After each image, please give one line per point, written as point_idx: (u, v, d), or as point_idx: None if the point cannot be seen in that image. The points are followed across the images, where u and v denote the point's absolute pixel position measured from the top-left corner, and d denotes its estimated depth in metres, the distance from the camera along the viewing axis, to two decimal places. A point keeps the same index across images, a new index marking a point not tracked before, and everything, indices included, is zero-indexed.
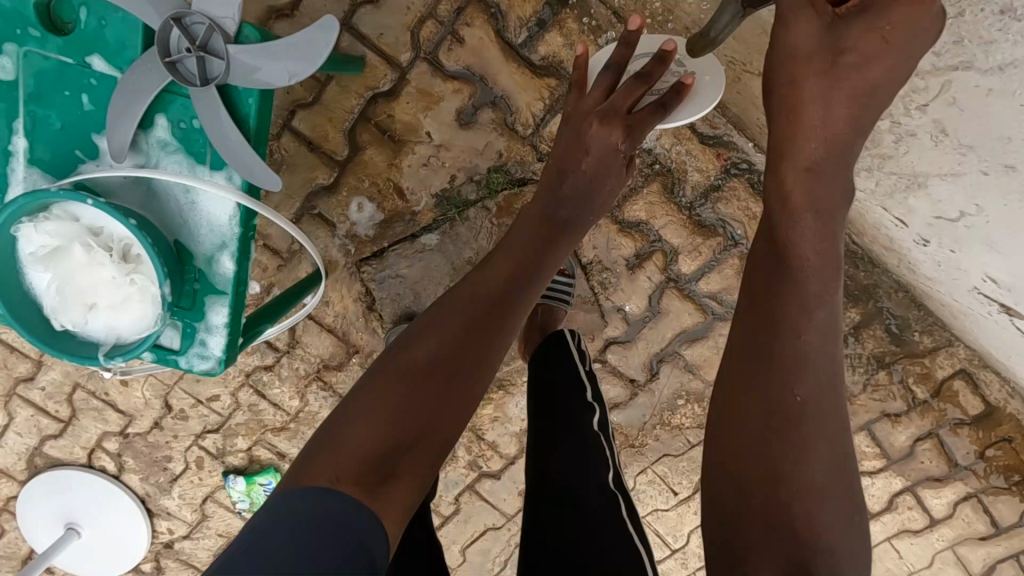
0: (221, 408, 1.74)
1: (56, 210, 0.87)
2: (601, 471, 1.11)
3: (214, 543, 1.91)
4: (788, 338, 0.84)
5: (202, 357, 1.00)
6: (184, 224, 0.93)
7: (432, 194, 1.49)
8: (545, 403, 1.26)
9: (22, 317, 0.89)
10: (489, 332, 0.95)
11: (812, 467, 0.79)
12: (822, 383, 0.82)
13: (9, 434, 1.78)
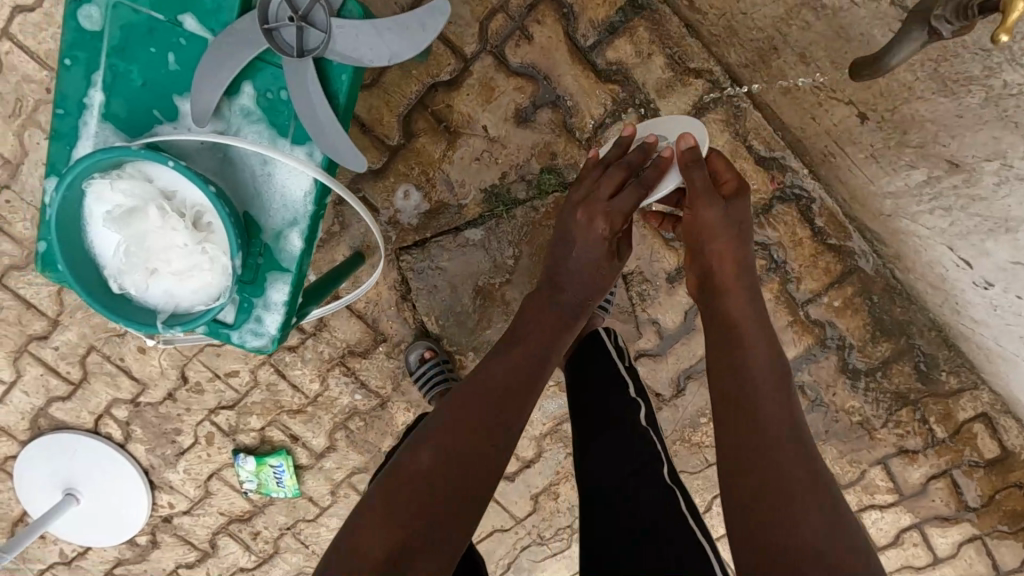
0: (239, 385, 1.71)
1: (130, 169, 0.84)
2: (656, 465, 1.11)
3: (214, 521, 1.87)
4: (753, 406, 0.97)
5: (256, 334, 0.98)
6: (256, 196, 0.90)
7: (482, 188, 1.47)
8: (583, 400, 1.26)
9: (83, 275, 0.87)
10: (503, 426, 1.02)
11: (801, 509, 0.86)
12: (790, 434, 0.94)
13: (16, 392, 1.73)
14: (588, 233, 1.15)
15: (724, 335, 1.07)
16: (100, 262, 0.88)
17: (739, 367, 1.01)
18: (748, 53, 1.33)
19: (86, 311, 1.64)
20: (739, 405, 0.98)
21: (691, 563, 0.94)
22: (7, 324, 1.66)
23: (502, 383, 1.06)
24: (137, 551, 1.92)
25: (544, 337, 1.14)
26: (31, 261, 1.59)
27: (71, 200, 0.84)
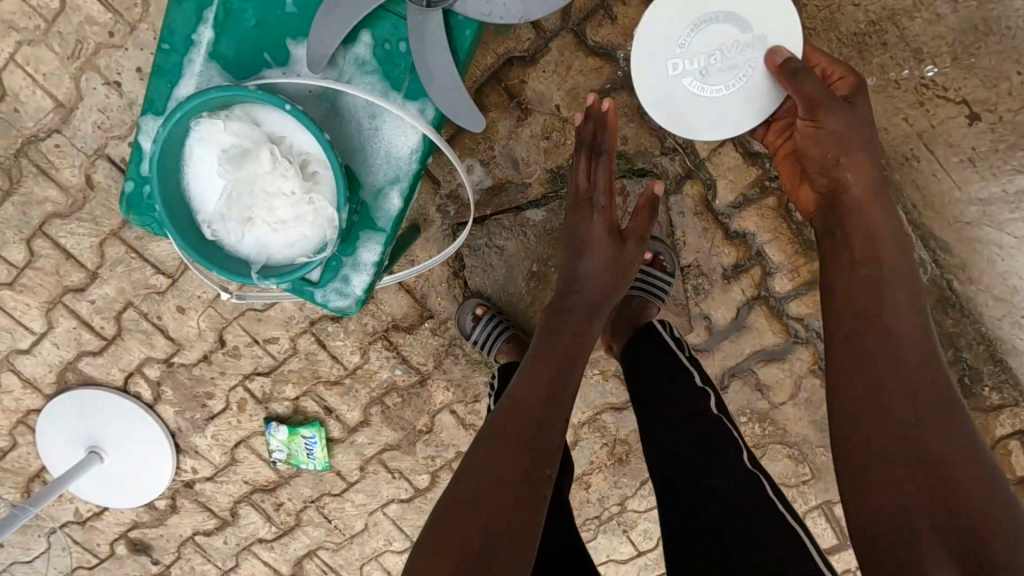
0: (277, 352, 1.67)
1: (238, 111, 0.82)
2: (735, 452, 1.17)
3: (237, 489, 1.84)
4: (897, 360, 0.96)
5: (341, 293, 0.95)
6: (361, 148, 0.88)
7: (548, 167, 1.45)
8: (649, 391, 1.30)
9: (178, 217, 0.84)
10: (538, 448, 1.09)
11: (958, 463, 0.87)
12: (936, 389, 0.93)
13: (45, 344, 1.69)
14: (594, 236, 1.27)
15: (859, 280, 1.04)
16: (194, 206, 0.85)
17: (884, 319, 1.00)
18: (846, 47, 1.33)
19: (126, 266, 1.60)
20: (875, 364, 0.97)
21: (782, 541, 1.02)
22: (44, 273, 1.61)
23: (537, 409, 1.12)
24: (154, 515, 1.89)
25: (564, 358, 1.20)
26: (74, 209, 1.55)
27: (174, 138, 0.82)
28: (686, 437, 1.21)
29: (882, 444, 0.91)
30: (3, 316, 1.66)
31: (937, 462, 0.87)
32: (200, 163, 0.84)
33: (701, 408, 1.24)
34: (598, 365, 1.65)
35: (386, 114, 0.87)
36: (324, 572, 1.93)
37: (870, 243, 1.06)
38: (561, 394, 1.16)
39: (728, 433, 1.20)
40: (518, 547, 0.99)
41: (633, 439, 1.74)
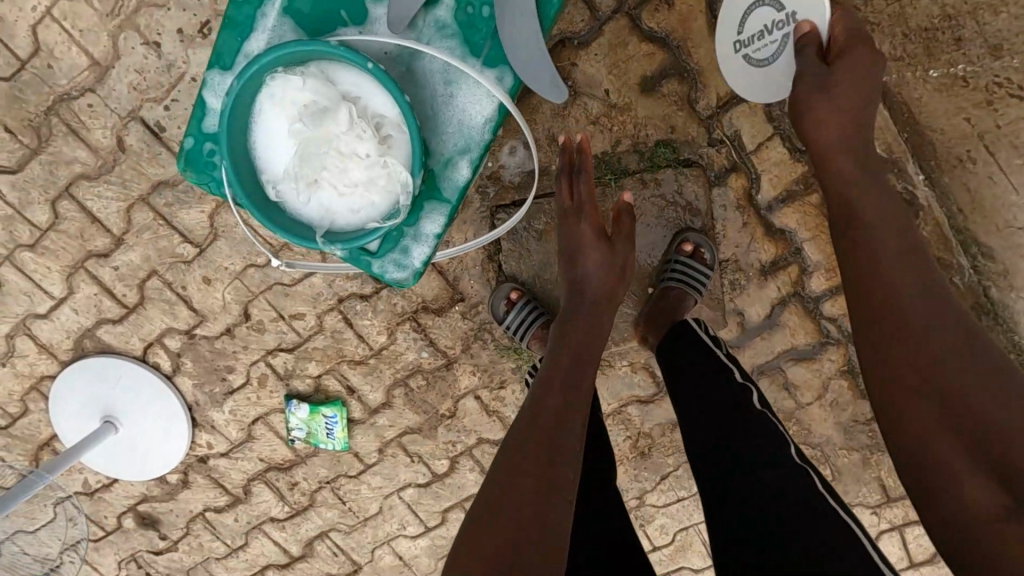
0: (302, 328, 1.64)
1: (313, 68, 0.85)
2: (785, 448, 1.16)
3: (252, 467, 1.81)
4: (896, 308, 0.94)
5: (399, 264, 1.02)
6: (435, 113, 0.95)
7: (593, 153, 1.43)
8: (687, 389, 1.29)
9: (244, 173, 0.87)
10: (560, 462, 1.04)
11: (979, 388, 0.86)
12: (942, 315, 0.92)
13: (64, 309, 1.65)
14: (587, 247, 1.27)
15: (856, 225, 1.02)
16: (258, 164, 0.88)
17: (873, 273, 0.98)
18: (913, 44, 1.31)
19: (153, 233, 1.56)
20: (878, 314, 0.95)
21: (840, 538, 1.00)
22: (68, 237, 1.57)
23: (552, 420, 1.09)
24: (165, 489, 1.85)
25: (574, 364, 1.18)
26: (103, 172, 1.51)
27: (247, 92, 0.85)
28: (734, 436, 1.19)
29: (896, 393, 0.92)
30: (22, 279, 1.62)
31: (956, 394, 0.87)
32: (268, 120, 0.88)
33: (744, 407, 1.23)
34: (628, 357, 1.63)
35: (465, 81, 0.94)
36: (335, 554, 1.90)
37: (846, 179, 1.05)
38: (575, 400, 1.14)
39: (774, 430, 1.19)
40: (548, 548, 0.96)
41: (657, 433, 1.73)
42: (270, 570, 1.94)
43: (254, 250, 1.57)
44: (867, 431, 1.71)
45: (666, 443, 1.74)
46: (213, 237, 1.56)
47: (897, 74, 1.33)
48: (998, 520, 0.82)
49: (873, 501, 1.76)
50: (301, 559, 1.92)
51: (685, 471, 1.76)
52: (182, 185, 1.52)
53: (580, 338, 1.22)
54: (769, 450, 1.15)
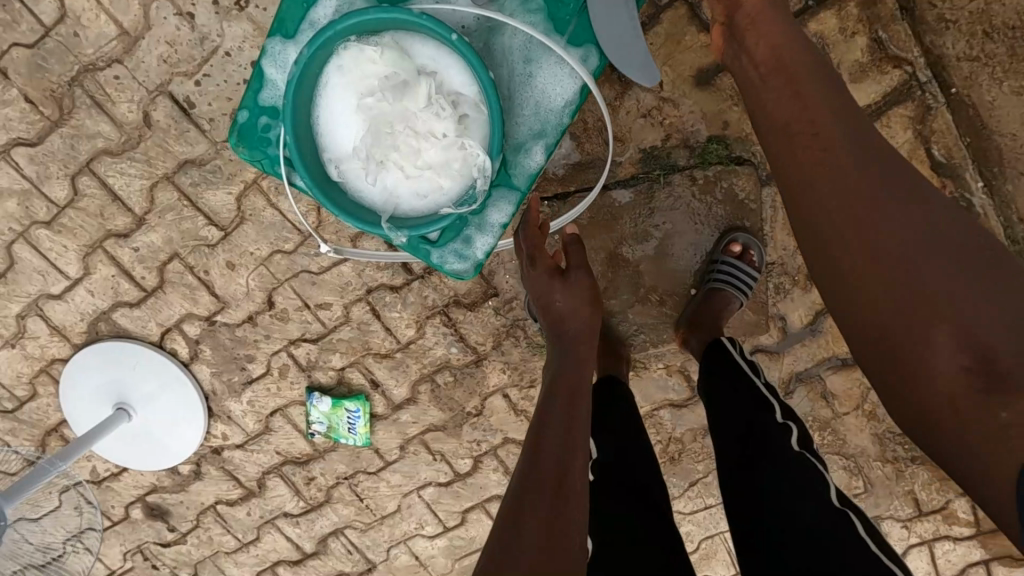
0: (328, 319, 1.58)
1: (385, 39, 0.91)
2: (823, 487, 1.08)
3: (267, 460, 1.75)
4: (836, 173, 0.81)
5: (461, 255, 1.06)
6: (517, 92, 1.00)
7: (642, 147, 1.39)
8: (725, 421, 1.24)
9: (305, 145, 0.93)
10: (567, 494, 0.98)
11: (926, 246, 0.76)
12: (887, 166, 0.81)
13: (79, 290, 1.58)
14: (551, 292, 1.25)
15: (790, 89, 0.89)
16: (324, 133, 0.94)
17: (810, 137, 0.85)
18: (986, 45, 1.27)
19: (177, 214, 1.50)
20: (821, 183, 0.82)
21: None
22: (87, 214, 1.51)
23: (553, 446, 1.04)
24: (177, 480, 1.79)
25: (572, 395, 1.14)
26: (127, 148, 1.44)
27: (315, 61, 0.90)
28: (775, 479, 1.10)
29: (851, 270, 0.79)
30: (36, 257, 1.55)
31: (904, 257, 0.76)
32: (333, 93, 0.92)
33: (783, 447, 1.14)
34: (664, 359, 1.57)
35: (547, 67, 0.99)
36: (349, 552, 1.85)
37: (779, 40, 0.94)
38: (575, 427, 1.09)
39: (812, 471, 1.10)
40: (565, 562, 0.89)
41: (688, 439, 1.67)
42: (281, 566, 1.88)
43: (282, 236, 1.51)
44: (904, 443, 1.67)
45: (697, 449, 1.68)
46: (239, 221, 1.50)
47: (966, 75, 1.28)
48: (967, 390, 0.72)
49: (904, 514, 1.71)
50: (314, 555, 1.86)
51: (715, 479, 1.70)
52: (209, 164, 1.45)
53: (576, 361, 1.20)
54: (805, 494, 1.07)
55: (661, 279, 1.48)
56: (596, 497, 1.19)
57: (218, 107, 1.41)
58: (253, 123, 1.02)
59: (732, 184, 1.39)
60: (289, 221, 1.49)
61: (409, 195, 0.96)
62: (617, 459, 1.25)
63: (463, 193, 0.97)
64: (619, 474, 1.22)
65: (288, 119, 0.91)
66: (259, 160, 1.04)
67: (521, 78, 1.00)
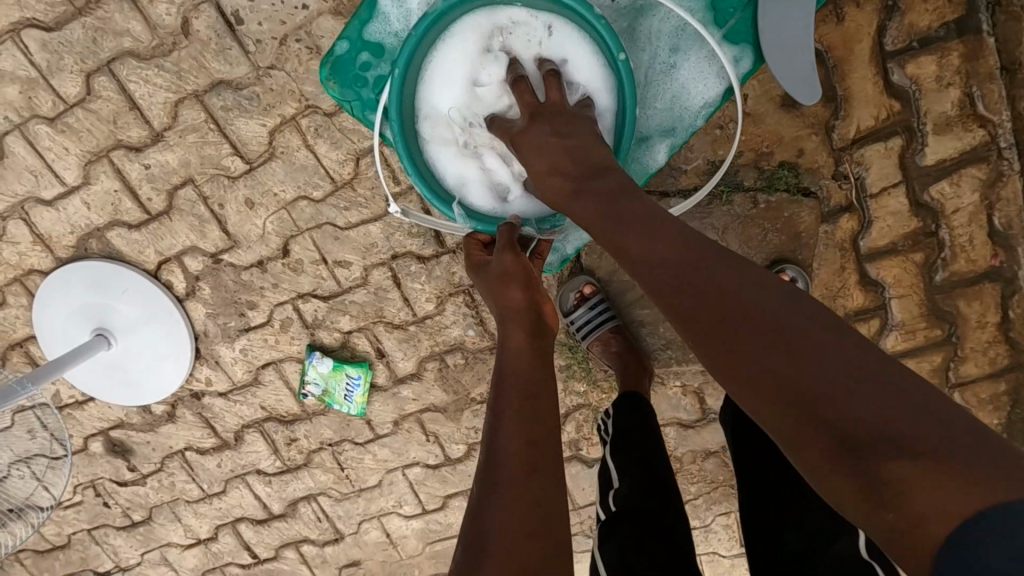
0: (344, 278, 1.48)
1: (542, 19, 0.98)
2: (848, 535, 0.88)
3: (250, 413, 1.65)
4: (704, 322, 0.68)
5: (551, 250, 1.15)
6: (661, 82, 1.05)
7: (711, 159, 1.32)
8: (750, 458, 1.10)
9: (412, 85, 0.99)
10: (537, 497, 0.78)
11: (859, 380, 0.58)
12: (750, 282, 0.69)
13: (74, 200, 1.43)
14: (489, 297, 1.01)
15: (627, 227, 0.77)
16: (438, 82, 1.01)
17: (656, 281, 0.73)
18: None
19: (200, 136, 1.36)
20: (683, 326, 0.70)
21: None
22: (97, 118, 1.35)
23: (521, 425, 0.84)
24: (147, 419, 1.67)
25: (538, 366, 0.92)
26: (156, 54, 1.30)
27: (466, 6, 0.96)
28: (800, 528, 0.94)
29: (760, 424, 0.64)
30: (31, 154, 1.39)
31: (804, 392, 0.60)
32: (462, 46, 0.99)
33: (805, 489, 0.98)
34: (682, 378, 1.53)
35: (692, 61, 1.03)
36: (318, 519, 1.76)
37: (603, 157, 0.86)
38: (540, 390, 0.89)
39: (839, 511, 0.92)
40: (540, 545, 0.75)
41: (687, 460, 1.62)
42: (243, 523, 1.78)
43: (311, 181, 1.39)
44: None
45: (693, 471, 1.63)
46: (268, 157, 1.38)
47: None
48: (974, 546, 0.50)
49: None
50: (280, 517, 1.77)
51: (704, 503, 1.66)
52: (246, 89, 1.32)
53: (532, 332, 0.96)
54: (830, 541, 0.88)
55: None
56: (613, 525, 1.02)
57: (268, 29, 1.28)
58: (351, 57, 1.02)
59: (794, 215, 1.35)
60: (323, 167, 1.38)
61: (488, 182, 1.06)
62: (629, 480, 1.08)
63: (548, 214, 1.07)
64: (635, 499, 1.04)
65: (414, 50, 0.96)
66: (346, 99, 1.05)
67: (664, 66, 1.04)
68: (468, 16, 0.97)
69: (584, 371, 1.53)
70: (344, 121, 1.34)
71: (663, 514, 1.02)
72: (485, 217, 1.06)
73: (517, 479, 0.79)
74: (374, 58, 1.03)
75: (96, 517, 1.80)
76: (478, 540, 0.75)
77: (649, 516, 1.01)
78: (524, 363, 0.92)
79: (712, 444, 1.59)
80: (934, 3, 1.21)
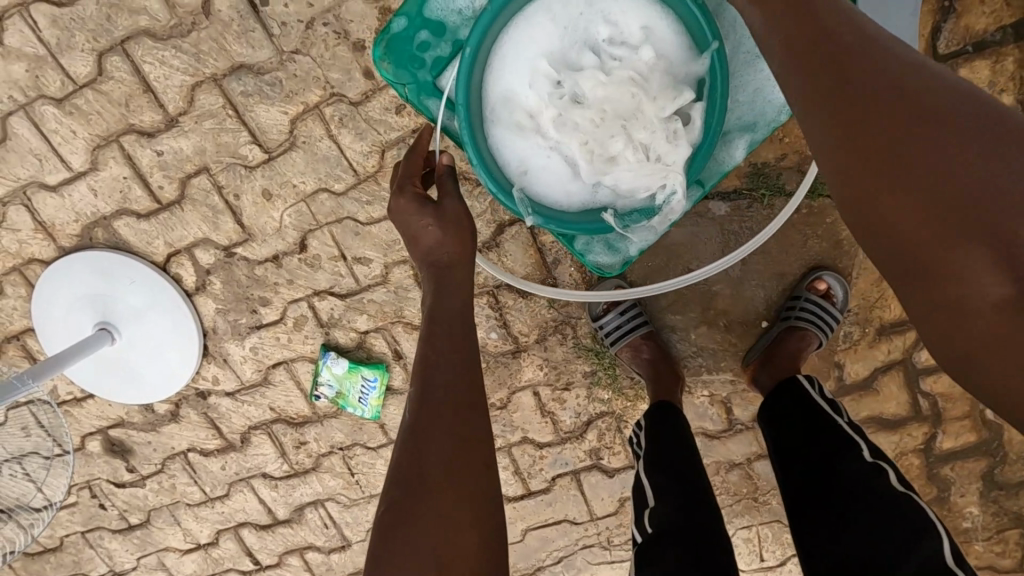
0: (363, 276, 1.42)
1: None
2: (911, 533, 0.85)
3: (258, 414, 1.57)
4: (807, 83, 0.62)
5: (613, 250, 1.05)
6: (745, 72, 0.97)
7: (753, 161, 1.29)
8: (800, 469, 1.04)
9: (477, 67, 0.92)
10: (464, 528, 0.69)
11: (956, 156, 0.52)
12: (869, 45, 0.60)
13: (80, 186, 1.36)
14: (414, 222, 0.89)
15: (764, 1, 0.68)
16: (502, 57, 0.92)
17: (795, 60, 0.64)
18: None
19: (217, 123, 1.29)
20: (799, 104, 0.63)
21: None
22: (108, 99, 1.28)
23: (449, 354, 0.80)
24: (149, 418, 1.60)
25: (468, 356, 0.81)
26: (174, 35, 1.24)
27: None
28: (860, 533, 0.89)
29: (844, 205, 0.59)
30: (35, 137, 1.32)
31: (939, 166, 0.53)
32: (533, 21, 0.90)
33: (867, 493, 0.92)
34: (711, 387, 1.48)
35: None
36: (324, 526, 1.69)
37: None
38: (462, 317, 0.85)
39: (893, 503, 0.89)
40: (473, 466, 0.73)
41: (711, 472, 1.56)
42: (245, 528, 1.71)
43: (333, 174, 1.33)
44: None
45: (716, 482, 1.57)
46: (288, 147, 1.31)
47: None
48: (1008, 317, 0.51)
49: None
50: (285, 523, 1.70)
51: (726, 516, 1.60)
52: (268, 75, 1.26)
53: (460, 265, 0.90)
54: (896, 545, 0.85)
55: (733, 304, 1.42)
56: (652, 541, 0.95)
57: (295, 11, 1.22)
58: (409, 36, 0.96)
59: (835, 220, 1.35)
60: (347, 158, 1.31)
61: (560, 175, 0.96)
62: (668, 497, 1.01)
63: (625, 211, 0.98)
64: (673, 518, 0.97)
65: (482, 26, 0.89)
66: (401, 82, 0.99)
67: (749, 55, 0.96)
68: None
69: (611, 378, 1.48)
70: (370, 110, 1.28)
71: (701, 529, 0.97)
72: (551, 211, 0.98)
73: (439, 499, 0.70)
74: (434, 38, 0.97)
75: (91, 519, 1.71)
76: (411, 472, 0.72)
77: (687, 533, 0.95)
78: (452, 293, 0.87)
79: (738, 456, 1.53)
80: (990, 6, 1.17)
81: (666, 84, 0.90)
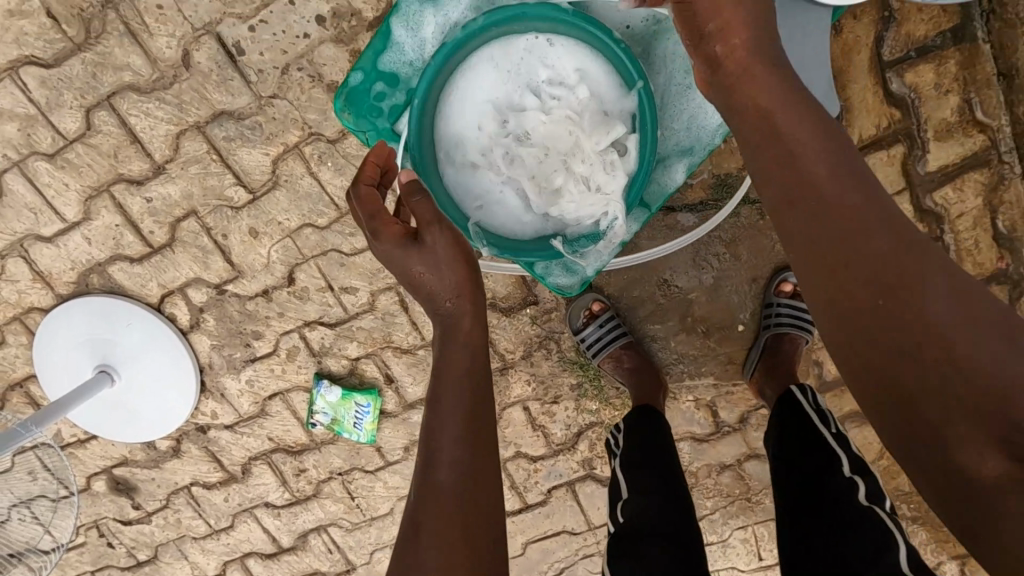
0: (351, 305, 1.46)
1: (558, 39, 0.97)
2: (877, 545, 0.88)
3: (258, 445, 1.61)
4: (815, 225, 0.67)
5: (569, 274, 1.07)
6: (679, 103, 1.04)
7: (717, 173, 1.35)
8: (789, 480, 1.08)
9: (426, 112, 0.99)
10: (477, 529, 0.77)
11: (963, 337, 0.60)
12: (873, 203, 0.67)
13: (74, 236, 1.41)
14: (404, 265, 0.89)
15: (770, 140, 0.72)
16: (451, 104, 0.99)
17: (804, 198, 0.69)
18: None
19: (202, 168, 1.35)
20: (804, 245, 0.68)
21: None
22: (97, 152, 1.34)
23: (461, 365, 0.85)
24: (151, 455, 1.64)
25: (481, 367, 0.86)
26: (157, 87, 1.30)
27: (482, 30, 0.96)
28: (833, 540, 0.93)
29: (851, 354, 0.65)
30: (30, 191, 1.38)
31: (945, 337, 0.60)
32: (477, 71, 0.98)
33: (848, 505, 0.96)
34: (695, 392, 1.52)
35: None
36: (329, 551, 1.72)
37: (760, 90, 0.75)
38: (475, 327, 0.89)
39: (867, 516, 0.93)
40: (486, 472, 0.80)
41: (702, 475, 1.59)
42: (251, 558, 1.74)
43: (316, 209, 1.38)
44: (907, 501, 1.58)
45: (708, 485, 1.60)
46: (272, 186, 1.37)
47: None
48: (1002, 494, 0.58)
49: None
50: (290, 550, 1.73)
51: (721, 517, 1.63)
52: (248, 120, 1.32)
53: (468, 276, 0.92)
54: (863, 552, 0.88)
55: (710, 311, 1.46)
56: (624, 535, 0.98)
57: (270, 59, 1.28)
58: (364, 88, 1.02)
59: None
60: (328, 193, 1.37)
61: (513, 210, 1.02)
62: (644, 495, 1.04)
63: (572, 238, 1.04)
64: (649, 516, 1.00)
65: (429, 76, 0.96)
66: (360, 130, 1.05)
67: (682, 86, 1.03)
68: (485, 46, 0.97)
69: (597, 389, 1.52)
70: (347, 147, 1.34)
71: (673, 527, 0.99)
72: (502, 240, 1.02)
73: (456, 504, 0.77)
74: (388, 88, 1.03)
75: (100, 558, 1.75)
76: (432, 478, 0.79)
77: (660, 530, 0.97)
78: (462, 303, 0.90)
79: (728, 458, 1.57)
80: (929, 13, 1.23)
81: (601, 120, 0.97)
